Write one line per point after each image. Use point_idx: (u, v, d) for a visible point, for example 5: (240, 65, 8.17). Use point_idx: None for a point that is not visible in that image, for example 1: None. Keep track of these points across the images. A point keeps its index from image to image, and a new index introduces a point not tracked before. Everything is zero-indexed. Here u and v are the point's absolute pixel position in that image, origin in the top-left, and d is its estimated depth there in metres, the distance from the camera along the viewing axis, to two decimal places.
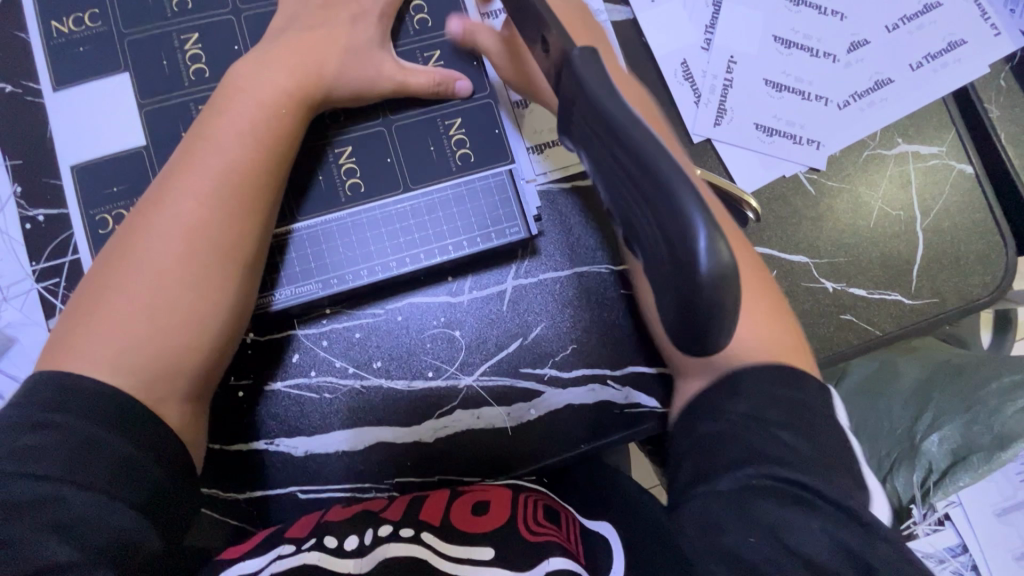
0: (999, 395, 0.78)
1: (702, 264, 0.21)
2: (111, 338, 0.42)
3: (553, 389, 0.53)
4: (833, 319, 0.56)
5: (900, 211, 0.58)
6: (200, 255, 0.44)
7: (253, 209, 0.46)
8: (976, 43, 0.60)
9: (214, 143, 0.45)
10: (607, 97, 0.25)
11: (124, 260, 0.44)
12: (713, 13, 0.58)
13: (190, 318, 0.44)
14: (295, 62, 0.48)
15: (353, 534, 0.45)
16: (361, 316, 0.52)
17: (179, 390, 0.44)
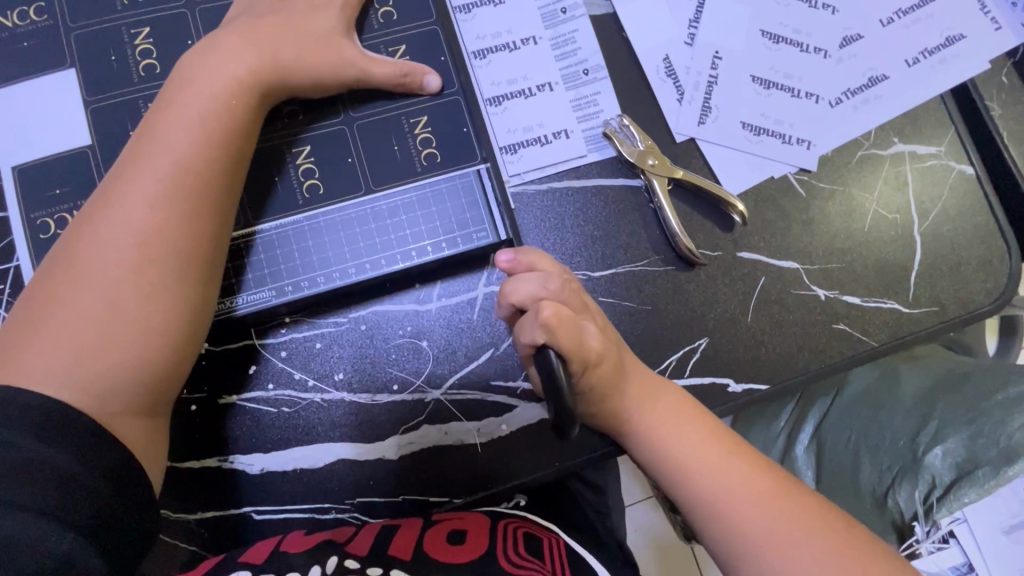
0: (1007, 407, 0.74)
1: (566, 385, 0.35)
2: (63, 351, 0.39)
3: (525, 403, 0.50)
4: (826, 329, 0.53)
5: (897, 214, 0.55)
6: (155, 259, 0.41)
7: (209, 209, 0.43)
8: (976, 38, 0.57)
9: (165, 139, 0.43)
10: None
11: (70, 266, 0.41)
12: (696, 7, 0.56)
13: (146, 328, 0.41)
14: (246, 56, 0.45)
15: (314, 564, 0.43)
16: (321, 326, 0.49)
17: (135, 403, 0.41)
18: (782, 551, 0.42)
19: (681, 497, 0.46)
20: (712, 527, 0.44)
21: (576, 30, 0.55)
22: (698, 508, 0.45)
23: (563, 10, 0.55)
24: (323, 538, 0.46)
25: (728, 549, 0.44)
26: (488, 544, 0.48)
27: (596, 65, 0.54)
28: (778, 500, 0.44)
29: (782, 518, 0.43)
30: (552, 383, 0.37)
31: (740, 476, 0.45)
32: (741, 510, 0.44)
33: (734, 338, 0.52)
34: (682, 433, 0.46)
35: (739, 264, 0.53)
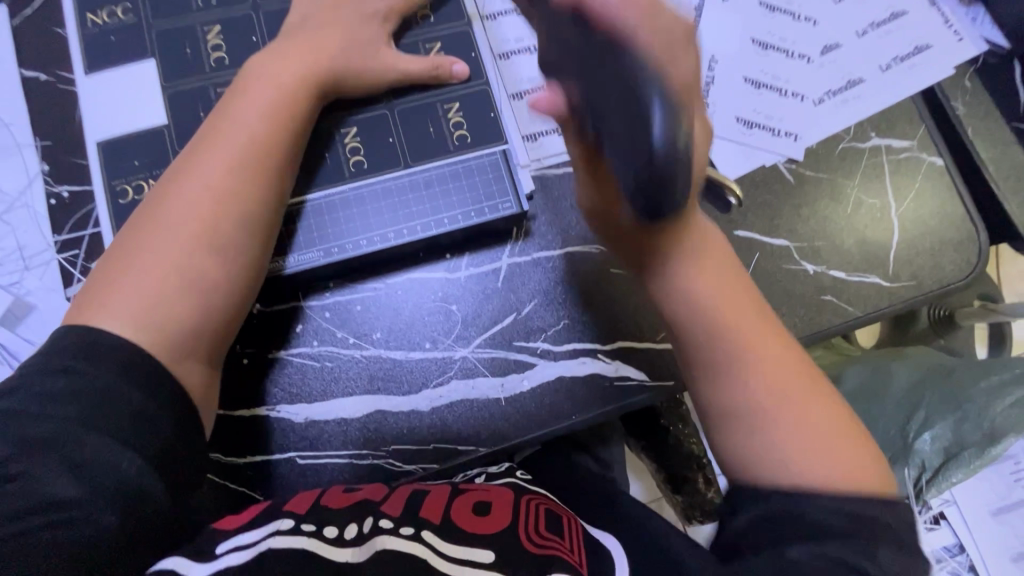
0: (988, 393, 0.79)
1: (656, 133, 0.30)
2: (139, 298, 0.44)
3: (545, 361, 0.55)
4: (815, 300, 0.59)
5: (875, 200, 0.62)
6: (226, 221, 0.47)
7: (273, 180, 0.49)
8: (941, 47, 0.64)
9: (239, 119, 0.49)
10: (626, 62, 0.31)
11: (152, 224, 0.46)
12: (694, 18, 0.63)
13: (215, 282, 0.46)
14: (309, 52, 0.52)
15: (352, 522, 0.47)
16: (362, 289, 0.55)
17: (195, 350, 0.46)
18: (785, 421, 0.45)
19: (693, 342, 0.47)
20: (722, 398, 0.46)
21: None
22: (713, 355, 0.46)
23: None
24: (362, 495, 0.49)
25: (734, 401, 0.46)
26: (511, 518, 0.50)
27: None
28: (792, 381, 0.46)
29: (785, 378, 0.46)
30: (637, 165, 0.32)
31: (761, 351, 0.46)
32: (752, 360, 0.46)
33: None
34: (707, 298, 0.46)
35: (736, 241, 0.59)
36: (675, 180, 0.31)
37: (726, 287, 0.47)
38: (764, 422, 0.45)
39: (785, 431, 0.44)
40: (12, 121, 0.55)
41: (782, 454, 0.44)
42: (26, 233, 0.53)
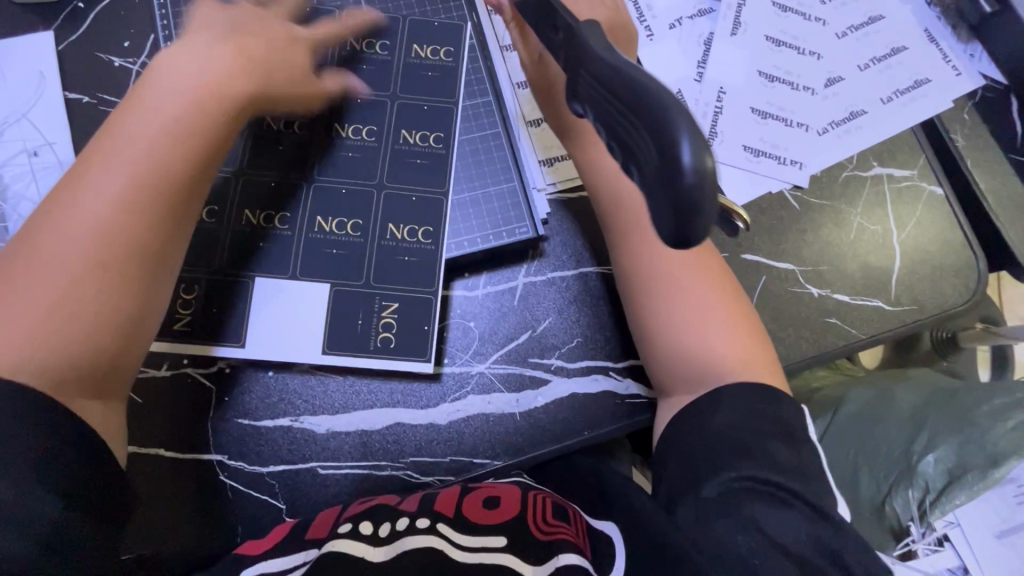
0: (992, 416, 0.80)
1: (686, 155, 0.22)
2: (15, 332, 0.41)
3: (558, 378, 0.57)
4: (819, 322, 0.61)
5: (878, 226, 0.64)
6: (118, 243, 0.44)
7: (170, 195, 0.46)
8: (940, 82, 0.67)
9: (132, 131, 0.46)
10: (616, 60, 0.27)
11: (33, 248, 0.43)
12: (704, 51, 0.66)
13: (103, 309, 0.43)
14: (212, 63, 0.49)
15: (371, 524, 0.49)
16: (353, 288, 0.55)
17: (89, 385, 0.43)
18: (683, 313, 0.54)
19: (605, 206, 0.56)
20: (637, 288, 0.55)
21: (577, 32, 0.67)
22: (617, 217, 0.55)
23: None
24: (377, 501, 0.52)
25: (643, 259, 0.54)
26: (520, 504, 0.52)
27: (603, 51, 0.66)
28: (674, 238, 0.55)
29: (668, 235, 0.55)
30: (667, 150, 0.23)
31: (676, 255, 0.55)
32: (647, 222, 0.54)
33: None
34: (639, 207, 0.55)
35: (743, 264, 0.62)
36: (708, 204, 0.22)
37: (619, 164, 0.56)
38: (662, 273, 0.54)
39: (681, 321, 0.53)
40: (55, 140, 0.58)
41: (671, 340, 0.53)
42: None
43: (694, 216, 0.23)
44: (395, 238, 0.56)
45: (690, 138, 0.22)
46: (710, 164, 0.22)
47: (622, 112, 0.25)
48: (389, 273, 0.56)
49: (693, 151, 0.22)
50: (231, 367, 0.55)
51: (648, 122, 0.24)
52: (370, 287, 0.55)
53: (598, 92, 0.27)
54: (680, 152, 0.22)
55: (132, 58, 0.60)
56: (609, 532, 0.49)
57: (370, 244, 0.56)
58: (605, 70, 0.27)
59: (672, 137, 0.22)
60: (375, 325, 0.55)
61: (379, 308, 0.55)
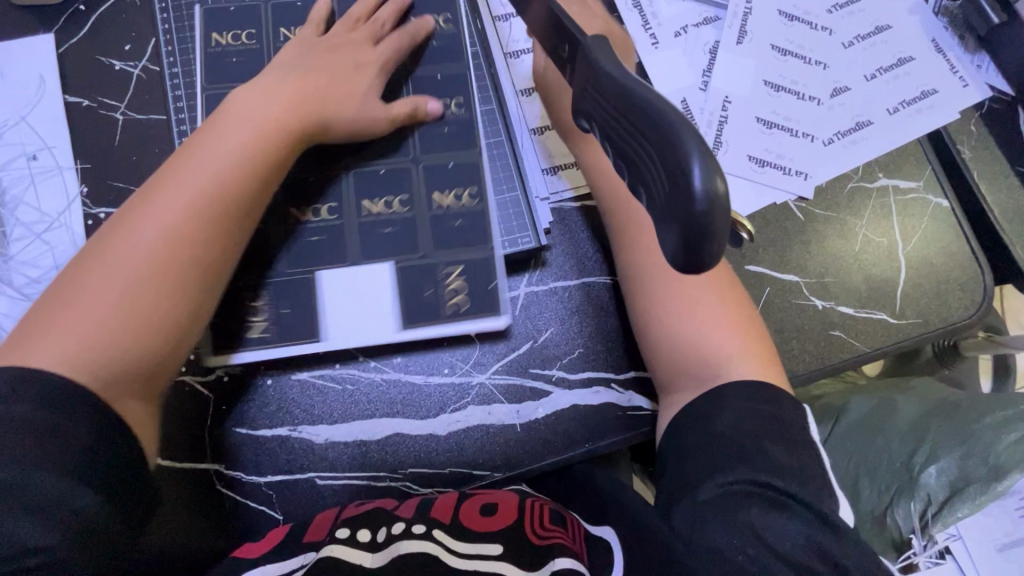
0: (997, 427, 0.78)
1: (696, 182, 0.22)
2: (80, 331, 0.43)
3: (560, 389, 0.56)
4: (823, 335, 0.60)
5: (883, 238, 0.63)
6: (175, 259, 0.46)
7: (226, 218, 0.49)
8: (947, 92, 0.67)
9: (206, 157, 0.49)
10: (620, 74, 0.26)
11: (96, 256, 0.46)
12: (709, 59, 0.66)
13: (154, 321, 0.45)
14: (292, 95, 0.53)
15: (366, 529, 0.50)
16: (413, 260, 0.55)
17: (138, 388, 0.45)
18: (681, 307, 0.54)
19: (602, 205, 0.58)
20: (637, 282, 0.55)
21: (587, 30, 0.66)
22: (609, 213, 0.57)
23: None
24: (376, 505, 0.52)
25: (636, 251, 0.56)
26: (517, 513, 0.52)
27: None
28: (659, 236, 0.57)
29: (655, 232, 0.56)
30: (678, 177, 0.22)
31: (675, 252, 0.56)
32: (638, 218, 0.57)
33: None
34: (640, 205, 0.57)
35: (747, 276, 0.61)
36: (718, 229, 0.22)
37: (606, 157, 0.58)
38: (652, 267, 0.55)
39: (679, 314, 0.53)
40: (54, 144, 0.57)
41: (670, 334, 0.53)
42: (61, 251, 0.55)
43: (704, 241, 0.22)
44: (442, 206, 0.56)
45: (702, 160, 0.22)
46: (722, 186, 0.22)
47: (632, 130, 0.25)
48: (448, 240, 0.56)
49: (704, 173, 0.22)
50: (230, 375, 0.54)
51: (658, 142, 0.23)
52: (429, 259, 0.55)
53: (609, 107, 0.27)
54: (692, 176, 0.22)
55: (132, 61, 0.59)
56: (608, 537, 0.49)
57: (420, 216, 0.56)
58: (614, 84, 0.26)
59: (684, 159, 0.22)
60: (445, 294, 0.55)
61: (445, 276, 0.55)
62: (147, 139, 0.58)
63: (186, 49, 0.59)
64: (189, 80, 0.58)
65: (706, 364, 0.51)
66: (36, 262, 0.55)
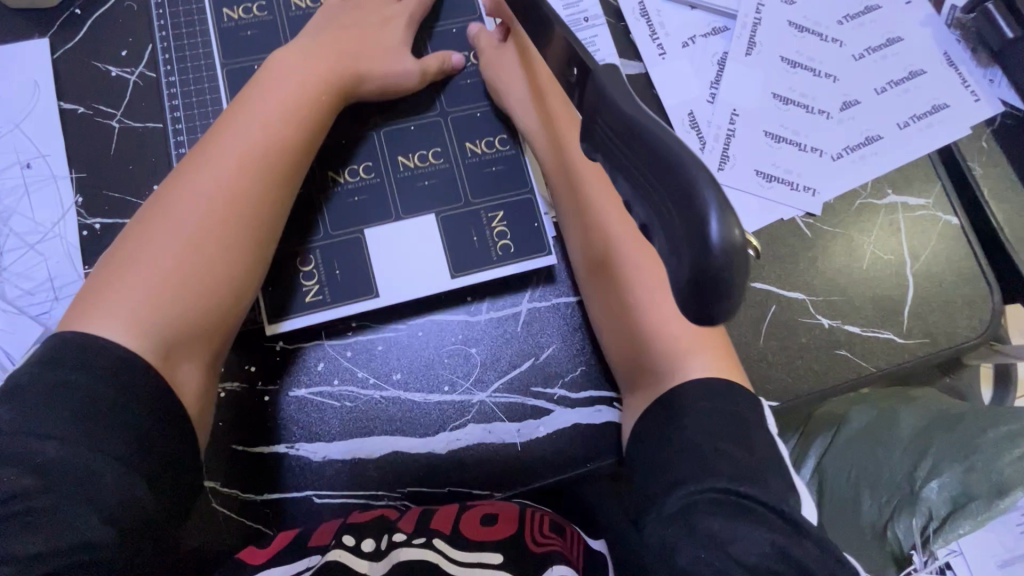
0: (999, 442, 0.73)
1: (713, 236, 0.21)
2: (145, 293, 0.46)
3: (561, 408, 0.56)
4: (829, 354, 0.59)
5: (892, 256, 0.62)
6: (229, 224, 0.49)
7: (276, 179, 0.52)
8: (958, 107, 0.65)
9: (254, 122, 0.52)
10: (633, 111, 0.26)
11: (159, 219, 0.49)
12: (717, 71, 0.65)
13: (217, 277, 0.49)
14: (328, 61, 0.56)
15: (370, 537, 0.49)
16: (455, 209, 0.58)
17: (200, 345, 0.48)
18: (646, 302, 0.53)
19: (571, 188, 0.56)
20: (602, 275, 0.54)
21: (597, 36, 0.65)
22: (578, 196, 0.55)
23: (586, 19, 0.65)
24: (380, 513, 0.52)
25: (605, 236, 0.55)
26: (516, 522, 0.51)
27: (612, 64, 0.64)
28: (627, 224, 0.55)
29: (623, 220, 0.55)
30: (693, 230, 0.22)
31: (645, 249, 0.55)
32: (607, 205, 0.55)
33: (749, 358, 0.59)
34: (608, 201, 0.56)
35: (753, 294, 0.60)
36: (734, 284, 0.21)
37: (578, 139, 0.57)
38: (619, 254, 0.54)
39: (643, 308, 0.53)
40: (48, 152, 0.56)
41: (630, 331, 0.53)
42: (55, 262, 0.54)
43: (719, 294, 0.21)
44: (477, 154, 0.59)
45: (720, 213, 0.21)
46: (738, 239, 0.21)
47: (645, 174, 0.24)
48: (486, 187, 0.58)
49: (721, 224, 0.21)
50: (227, 392, 0.53)
51: (674, 190, 0.22)
52: (473, 206, 0.58)
53: (621, 146, 0.26)
54: (710, 228, 0.21)
55: (129, 68, 0.58)
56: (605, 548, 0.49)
57: (457, 166, 0.58)
58: (625, 125, 0.26)
59: (700, 209, 0.21)
60: (490, 236, 0.57)
61: (488, 220, 0.58)
62: (143, 147, 0.57)
63: (196, 38, 0.58)
64: (202, 87, 0.58)
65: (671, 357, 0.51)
66: (29, 274, 0.54)
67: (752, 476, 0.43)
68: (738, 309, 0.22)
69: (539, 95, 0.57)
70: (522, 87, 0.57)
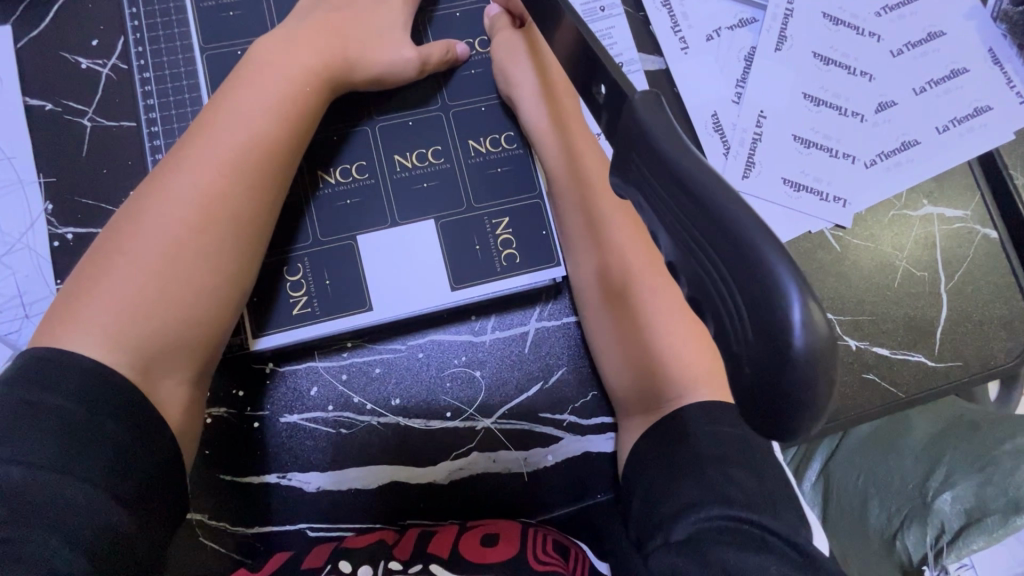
0: (1017, 456, 0.65)
1: (797, 337, 0.17)
2: (115, 309, 0.41)
3: (571, 436, 0.52)
4: (856, 378, 0.56)
5: (926, 272, 0.58)
6: (211, 229, 0.44)
7: (263, 179, 0.47)
8: (1002, 110, 0.60)
9: (238, 116, 0.47)
10: (681, 154, 0.22)
11: (133, 226, 0.43)
12: (744, 68, 0.60)
13: (198, 289, 0.43)
14: (318, 47, 0.50)
15: (366, 565, 0.45)
16: (455, 215, 0.53)
17: (183, 365, 0.43)
18: (648, 319, 0.50)
19: (581, 192, 0.51)
20: (602, 286, 0.50)
21: (613, 27, 0.59)
22: (588, 202, 0.51)
23: (602, 9, 0.59)
24: (377, 537, 0.48)
25: (616, 246, 0.51)
26: (518, 542, 0.47)
27: (631, 59, 0.59)
28: (639, 235, 0.51)
29: (635, 231, 0.51)
30: (768, 319, 0.18)
31: (653, 262, 0.51)
32: (619, 214, 0.51)
33: None
34: (618, 207, 0.51)
35: None
36: (815, 393, 0.18)
37: (591, 142, 0.52)
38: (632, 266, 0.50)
39: (645, 325, 0.49)
40: (14, 154, 0.51)
41: (628, 348, 0.49)
42: (26, 277, 0.50)
43: (796, 403, 0.18)
44: (481, 154, 0.54)
45: (803, 304, 0.17)
46: (824, 336, 0.17)
47: (699, 241, 0.20)
48: (490, 190, 0.53)
49: (805, 314, 0.17)
50: (213, 418, 0.50)
51: (738, 268, 0.18)
52: (474, 210, 0.53)
53: (664, 198, 0.22)
54: (790, 325, 0.17)
55: (101, 59, 0.53)
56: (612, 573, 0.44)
57: (458, 166, 0.53)
58: (669, 172, 0.22)
59: (776, 299, 0.17)
60: (494, 246, 0.53)
61: (492, 227, 0.53)
62: (117, 149, 0.52)
63: (172, 21, 0.53)
64: (179, 84, 0.53)
65: (680, 380, 0.47)
66: None
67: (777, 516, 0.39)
68: (821, 416, 0.18)
69: (549, 88, 0.52)
70: (531, 81, 0.52)
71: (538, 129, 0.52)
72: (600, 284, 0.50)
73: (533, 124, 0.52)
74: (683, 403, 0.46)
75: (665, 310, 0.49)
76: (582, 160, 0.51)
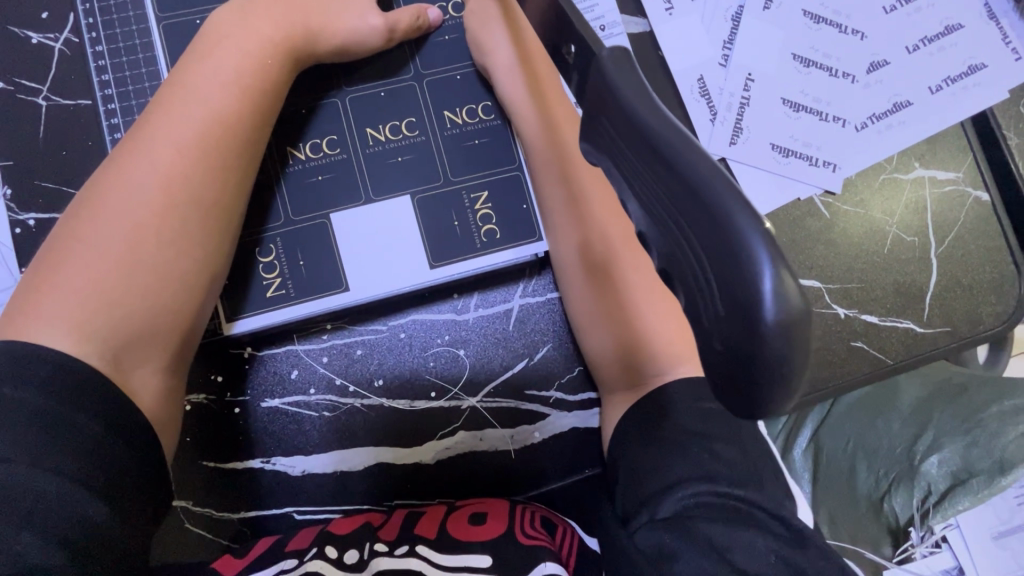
0: (1002, 418, 0.67)
1: (768, 308, 0.16)
2: (77, 299, 0.39)
3: (557, 412, 0.52)
4: (844, 345, 0.56)
5: (915, 237, 0.57)
6: (174, 215, 0.42)
7: (228, 160, 0.45)
8: (997, 68, 0.58)
9: (197, 92, 0.44)
10: (648, 113, 0.20)
11: (91, 211, 0.41)
12: (731, 28, 0.57)
13: (163, 275, 0.42)
14: (281, 17, 0.48)
15: (352, 547, 0.45)
16: (433, 190, 0.51)
17: (156, 353, 0.42)
18: (630, 295, 0.48)
19: (561, 167, 0.49)
20: (584, 263, 0.49)
21: None
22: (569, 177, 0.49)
23: None
24: (364, 520, 0.48)
25: (598, 221, 0.49)
26: (505, 519, 0.47)
27: (613, 21, 0.57)
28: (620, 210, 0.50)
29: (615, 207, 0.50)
30: (743, 291, 0.16)
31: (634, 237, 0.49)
32: (598, 190, 0.49)
33: None
34: (598, 182, 0.50)
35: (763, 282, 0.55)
36: (791, 373, 0.17)
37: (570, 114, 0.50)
38: (613, 242, 0.49)
39: (627, 301, 0.48)
40: None
41: (609, 325, 0.48)
42: None
43: (771, 383, 0.17)
44: (457, 125, 0.52)
45: (776, 274, 0.16)
46: (798, 309, 0.16)
47: (672, 211, 0.18)
48: (467, 164, 0.51)
49: (777, 285, 0.16)
50: (192, 405, 0.49)
51: (710, 238, 0.17)
52: (453, 185, 0.51)
53: (635, 164, 0.20)
54: (763, 299, 0.16)
55: (53, 33, 0.50)
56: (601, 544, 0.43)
57: (434, 139, 0.51)
58: (638, 137, 0.20)
59: (748, 268, 0.16)
60: (474, 221, 0.51)
61: (471, 202, 0.51)
62: (75, 130, 0.49)
63: None
64: (135, 59, 0.50)
65: (664, 356, 0.46)
66: None
67: (765, 487, 0.39)
68: (797, 391, 0.17)
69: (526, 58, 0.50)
70: (505, 51, 0.49)
71: (515, 102, 0.50)
72: (582, 262, 0.49)
73: (509, 96, 0.50)
74: (666, 379, 0.45)
75: (646, 287, 0.48)
76: (561, 132, 0.49)
